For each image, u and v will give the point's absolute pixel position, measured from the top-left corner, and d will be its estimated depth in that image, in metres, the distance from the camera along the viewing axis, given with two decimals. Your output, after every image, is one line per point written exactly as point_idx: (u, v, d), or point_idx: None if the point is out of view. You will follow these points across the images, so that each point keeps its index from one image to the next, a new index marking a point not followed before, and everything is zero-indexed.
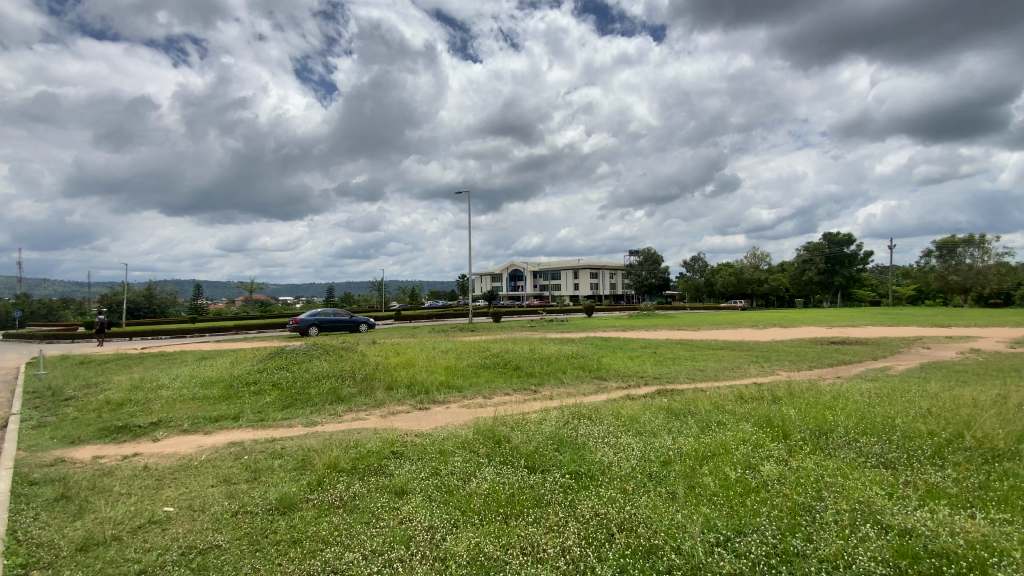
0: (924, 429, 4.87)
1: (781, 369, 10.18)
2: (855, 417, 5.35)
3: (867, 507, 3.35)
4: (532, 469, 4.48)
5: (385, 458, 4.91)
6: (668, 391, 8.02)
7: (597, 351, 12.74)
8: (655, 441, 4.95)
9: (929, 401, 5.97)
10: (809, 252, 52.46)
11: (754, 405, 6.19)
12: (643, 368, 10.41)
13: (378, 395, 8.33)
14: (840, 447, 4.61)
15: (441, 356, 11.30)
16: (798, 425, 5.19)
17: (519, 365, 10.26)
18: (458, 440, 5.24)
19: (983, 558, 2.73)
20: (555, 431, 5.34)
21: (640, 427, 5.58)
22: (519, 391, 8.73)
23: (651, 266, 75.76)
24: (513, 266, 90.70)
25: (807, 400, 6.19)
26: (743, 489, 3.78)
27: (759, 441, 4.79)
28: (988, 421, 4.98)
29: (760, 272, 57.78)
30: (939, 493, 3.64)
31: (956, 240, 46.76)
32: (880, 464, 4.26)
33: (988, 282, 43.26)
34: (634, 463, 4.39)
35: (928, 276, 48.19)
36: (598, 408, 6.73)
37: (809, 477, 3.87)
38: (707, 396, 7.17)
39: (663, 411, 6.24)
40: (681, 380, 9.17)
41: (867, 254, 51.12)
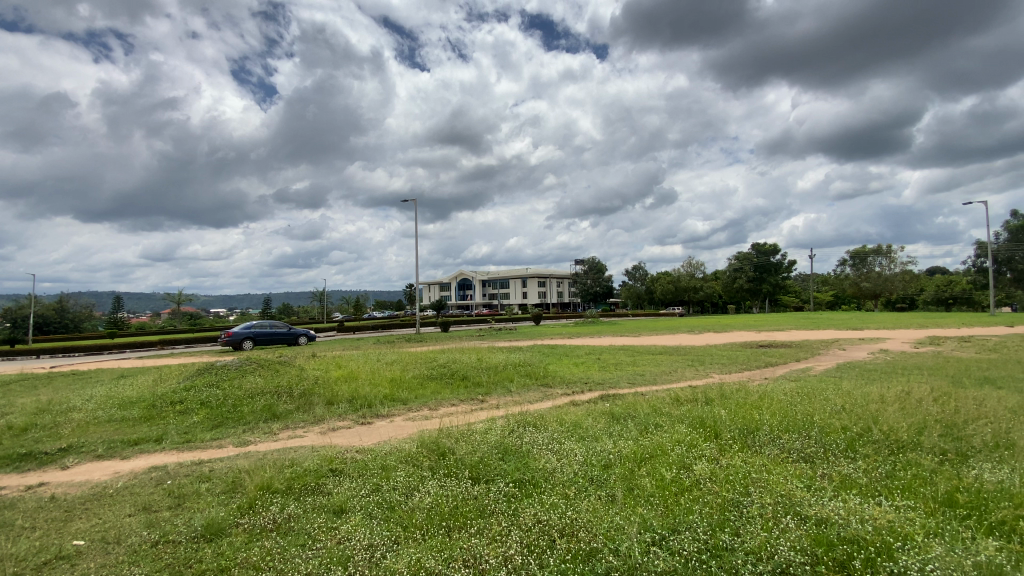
0: (838, 425, 5.28)
1: (715, 371, 10.75)
2: (778, 415, 5.73)
3: (789, 499, 3.58)
4: (476, 480, 4.46)
5: (325, 476, 4.73)
6: (610, 396, 8.25)
7: (543, 358, 12.90)
8: (597, 445, 5.07)
9: (844, 398, 6.48)
10: (740, 261, 55.77)
11: (690, 407, 6.49)
12: (588, 374, 10.66)
13: (317, 411, 8.02)
14: (765, 444, 4.93)
15: (386, 368, 11.04)
16: (728, 425, 5.47)
17: (466, 375, 10.21)
18: (401, 454, 5.13)
19: (889, 542, 2.98)
20: (501, 440, 5.35)
21: (583, 432, 5.71)
22: (466, 401, 8.68)
23: (596, 274, 77.83)
24: (462, 275, 90.44)
25: (737, 400, 6.56)
26: (678, 489, 3.94)
27: (693, 441, 5.02)
28: (892, 415, 5.48)
29: (697, 280, 60.81)
30: (851, 484, 3.95)
31: (867, 250, 51.34)
32: (800, 458, 4.58)
33: (895, 288, 47.91)
34: (576, 468, 4.47)
35: (844, 283, 52.60)
36: (544, 415, 6.80)
37: (738, 474, 4.10)
38: (646, 400, 7.44)
39: (605, 416, 6.41)
40: (623, 384, 9.46)
41: (791, 263, 55.11)
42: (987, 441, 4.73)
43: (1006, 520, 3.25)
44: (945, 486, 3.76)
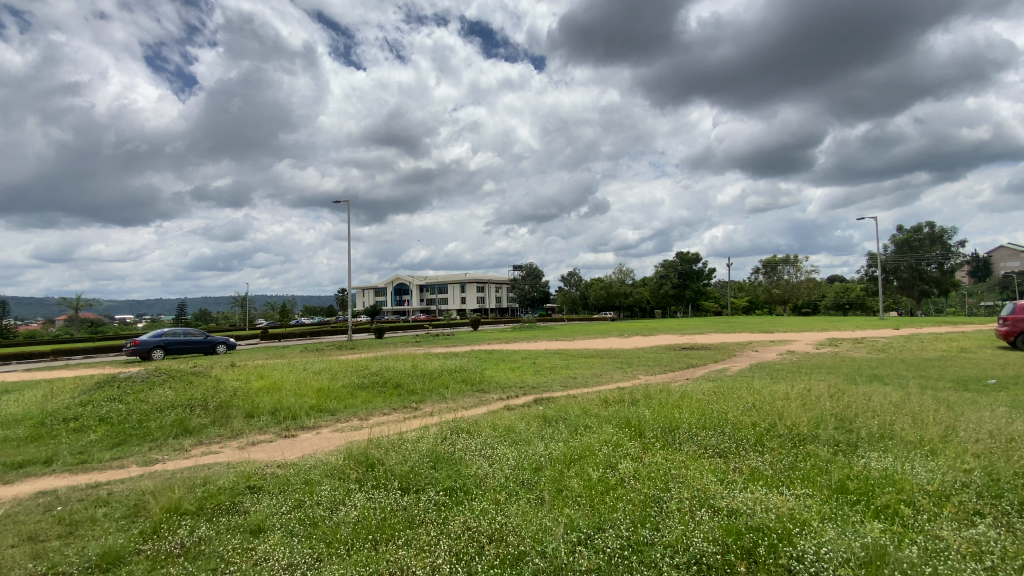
0: (749, 421, 5.71)
1: (642, 373, 11.27)
2: (697, 413, 6.10)
3: (704, 493, 3.82)
4: (405, 490, 4.37)
5: (242, 495, 4.45)
6: (544, 399, 8.39)
7: (479, 364, 12.90)
8: (529, 449, 5.15)
9: (755, 397, 7.00)
10: (667, 268, 58.83)
11: (617, 408, 6.74)
12: (522, 378, 10.79)
13: (236, 424, 7.52)
14: (685, 441, 5.23)
15: (313, 377, 10.56)
16: (651, 424, 5.76)
17: (399, 383, 9.97)
18: (327, 467, 4.93)
19: (789, 528, 3.26)
20: (433, 447, 5.29)
21: (515, 436, 5.77)
22: (399, 409, 8.49)
23: (533, 280, 79.02)
24: (397, 279, 88.68)
25: (659, 400, 6.91)
26: (604, 488, 4.09)
27: (619, 441, 5.23)
28: (796, 410, 5.99)
29: (627, 286, 63.41)
30: (759, 476, 4.28)
31: (777, 259, 55.90)
32: (716, 453, 4.90)
33: (800, 294, 52.58)
34: (508, 473, 4.51)
35: (757, 289, 57.02)
36: (478, 421, 6.79)
37: (659, 471, 4.32)
38: (576, 402, 7.65)
39: (538, 419, 6.51)
40: (556, 387, 9.65)
41: (711, 270, 58.96)
42: (873, 432, 5.30)
43: (888, 503, 3.64)
44: (838, 474, 4.16)
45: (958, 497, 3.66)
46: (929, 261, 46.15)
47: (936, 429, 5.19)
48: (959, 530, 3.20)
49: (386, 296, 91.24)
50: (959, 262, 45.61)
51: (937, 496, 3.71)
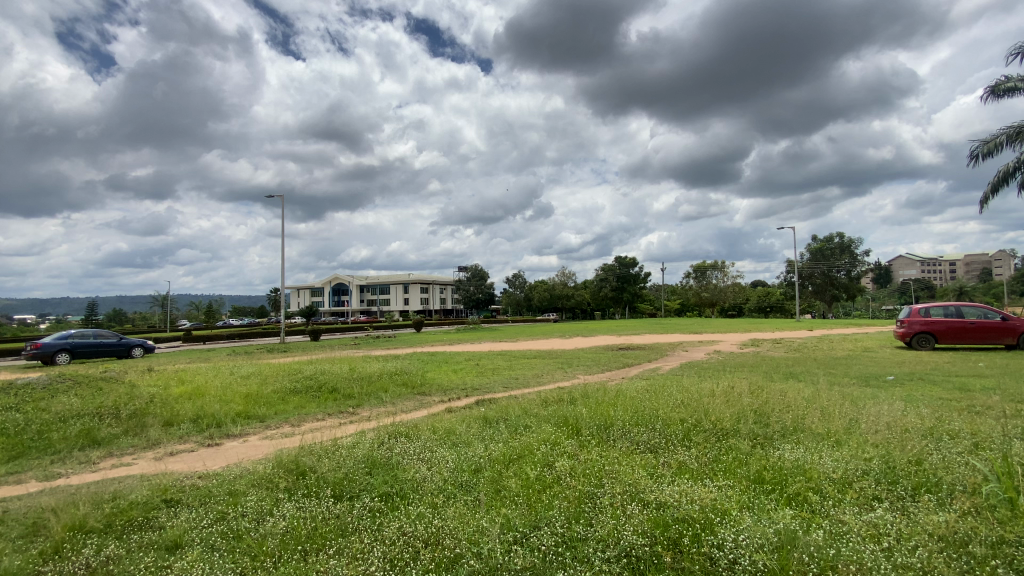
0: (679, 417, 6.02)
1: (581, 373, 11.57)
2: (631, 411, 6.36)
3: (635, 488, 3.99)
4: (339, 498, 4.24)
5: (157, 509, 4.14)
6: (485, 401, 8.39)
7: (421, 366, 12.71)
8: (468, 451, 5.14)
9: (684, 394, 7.39)
10: (607, 271, 60.43)
11: (556, 407, 6.88)
12: (464, 380, 10.76)
13: (152, 434, 6.97)
14: (619, 438, 5.43)
15: (241, 382, 9.97)
16: (588, 422, 5.94)
17: (335, 387, 9.64)
18: (254, 477, 4.69)
19: (711, 519, 3.46)
20: (369, 453, 5.16)
21: (455, 438, 5.75)
22: (334, 414, 8.20)
23: (477, 281, 78.92)
24: (337, 279, 85.81)
25: (597, 399, 7.13)
26: (541, 486, 4.17)
27: (557, 440, 5.36)
28: (721, 407, 6.38)
29: (569, 288, 64.79)
30: (686, 469, 4.52)
31: (707, 264, 59.30)
32: (647, 449, 5.12)
33: (727, 297, 56.14)
34: (446, 476, 4.49)
35: (689, 293, 60.25)
36: (418, 424, 6.70)
37: (594, 468, 4.46)
38: (517, 403, 7.73)
39: (479, 421, 6.52)
40: (498, 389, 9.71)
41: (648, 274, 61.64)
42: (788, 425, 5.74)
43: (799, 491, 3.96)
44: (756, 466, 4.48)
45: (858, 483, 4.04)
46: (839, 268, 50.77)
47: (842, 422, 5.71)
48: (860, 514, 3.53)
49: (324, 297, 87.95)
50: (864, 269, 50.49)
51: (841, 483, 4.07)
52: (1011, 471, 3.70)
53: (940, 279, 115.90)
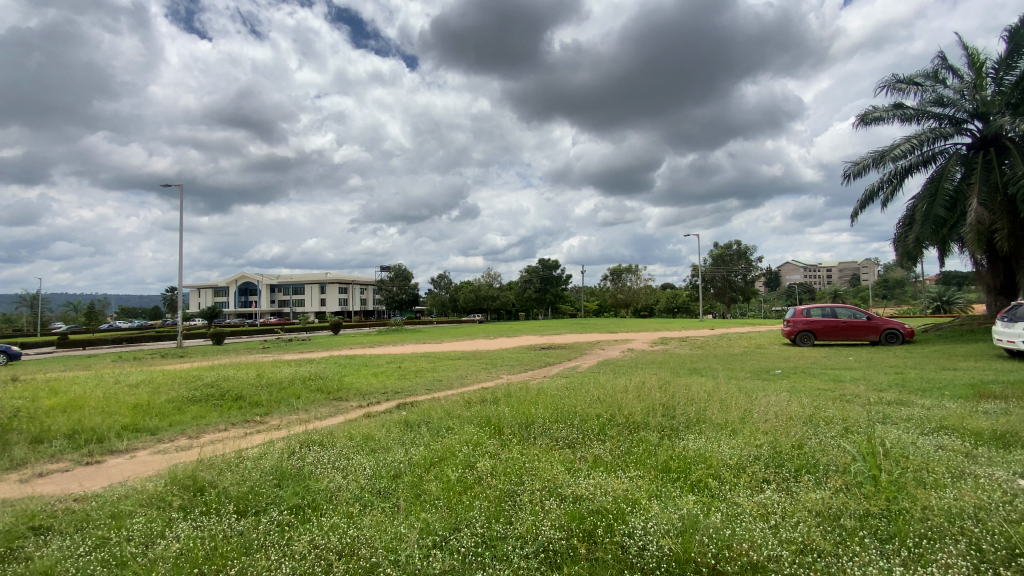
0: (595, 413, 6.29)
1: (504, 373, 11.68)
2: (551, 408, 6.53)
3: (553, 483, 4.11)
4: (242, 514, 3.94)
5: (22, 538, 3.60)
6: (406, 405, 8.20)
7: (337, 370, 12.15)
8: (387, 456, 5.00)
9: (601, 390, 7.72)
10: (531, 273, 62.20)
11: (478, 408, 6.91)
12: (385, 383, 10.44)
13: (14, 453, 6.03)
14: (539, 435, 5.57)
15: (128, 391, 8.94)
16: (509, 421, 6.03)
17: (241, 395, 8.96)
18: (141, 497, 4.22)
19: (623, 508, 3.64)
20: (278, 463, 4.86)
21: (373, 444, 5.57)
22: (239, 424, 7.61)
23: (400, 281, 76.98)
24: (246, 278, 80.04)
25: (519, 398, 7.24)
26: (462, 487, 4.16)
27: (479, 440, 5.36)
28: (633, 402, 6.75)
29: (494, 289, 65.29)
30: (601, 462, 4.73)
31: (623, 268, 62.59)
32: (565, 445, 5.30)
33: (640, 298, 59.57)
34: (362, 484, 4.33)
35: (606, 294, 63.15)
36: (333, 431, 6.41)
37: (514, 466, 4.53)
38: (440, 405, 7.64)
39: (399, 425, 6.37)
40: (420, 391, 9.53)
41: (569, 277, 63.84)
42: (691, 417, 6.20)
43: (700, 478, 4.28)
44: (664, 456, 4.79)
45: (751, 467, 4.45)
46: (737, 273, 55.91)
47: (737, 412, 6.26)
48: (751, 495, 3.90)
49: (231, 297, 81.48)
50: (757, 274, 55.98)
51: (736, 468, 4.47)
52: (874, 452, 4.27)
53: (819, 283, 131.04)
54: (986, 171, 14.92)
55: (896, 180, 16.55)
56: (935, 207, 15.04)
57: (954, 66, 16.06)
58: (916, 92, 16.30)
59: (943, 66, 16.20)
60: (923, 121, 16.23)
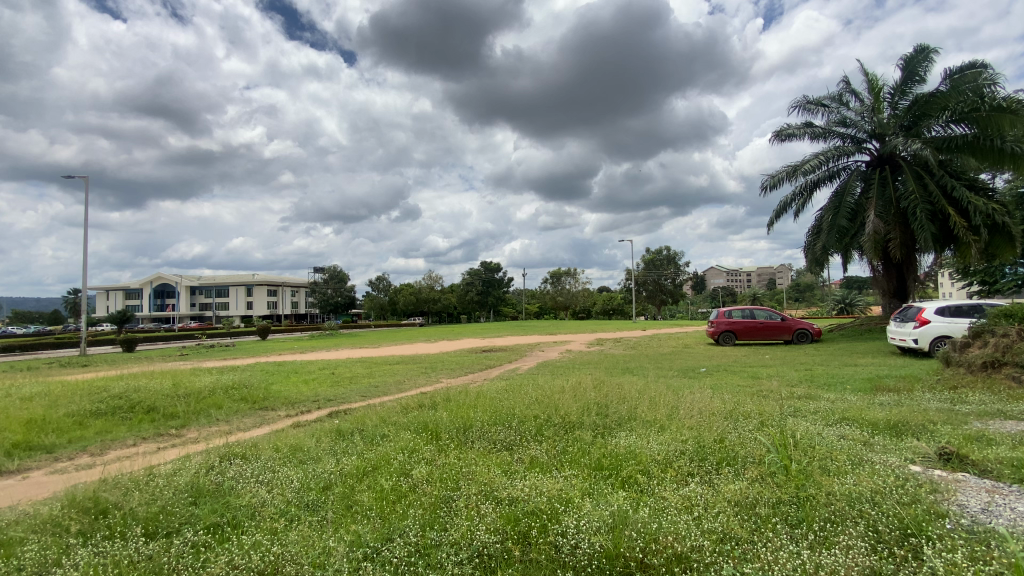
0: (533, 414, 6.35)
1: (443, 377, 11.56)
2: (489, 411, 6.53)
3: (490, 486, 4.10)
4: (152, 537, 3.62)
5: None
6: (340, 412, 7.90)
7: (265, 378, 11.49)
8: (317, 467, 4.79)
9: (538, 392, 7.81)
10: (473, 275, 62.11)
11: (415, 413, 6.77)
12: (317, 391, 10.00)
13: None
14: (477, 439, 5.55)
15: (19, 406, 7.97)
16: (447, 425, 5.96)
17: (155, 406, 8.26)
18: (32, 522, 3.77)
19: (556, 508, 3.70)
20: (195, 480, 4.52)
21: (302, 455, 5.32)
22: (152, 438, 7.00)
23: (336, 283, 74.18)
24: (163, 279, 74.01)
25: (457, 402, 7.17)
26: (396, 496, 4.06)
27: (415, 447, 5.26)
28: (569, 402, 6.90)
29: (435, 291, 64.53)
30: (538, 463, 4.79)
31: (562, 271, 64.16)
32: (503, 448, 5.31)
33: (578, 301, 61.19)
34: (288, 498, 4.12)
35: (546, 297, 64.30)
36: (258, 443, 6.05)
37: (451, 471, 4.48)
38: (374, 412, 7.41)
39: (331, 434, 6.11)
40: (355, 398, 9.22)
41: (510, 280, 64.46)
42: (624, 415, 6.42)
43: (631, 474, 4.45)
44: (597, 454, 4.92)
45: (677, 462, 4.68)
46: (667, 277, 59.00)
47: (666, 409, 6.56)
48: (677, 489, 4.09)
49: (145, 300, 74.95)
50: (685, 278, 59.31)
51: (663, 463, 4.68)
52: (786, 444, 4.62)
53: (741, 287, 140.67)
54: (881, 187, 16.63)
55: (807, 192, 18.07)
56: (839, 218, 16.59)
57: (856, 90, 17.75)
58: (824, 112, 17.87)
59: (847, 91, 17.89)
60: (830, 139, 17.82)
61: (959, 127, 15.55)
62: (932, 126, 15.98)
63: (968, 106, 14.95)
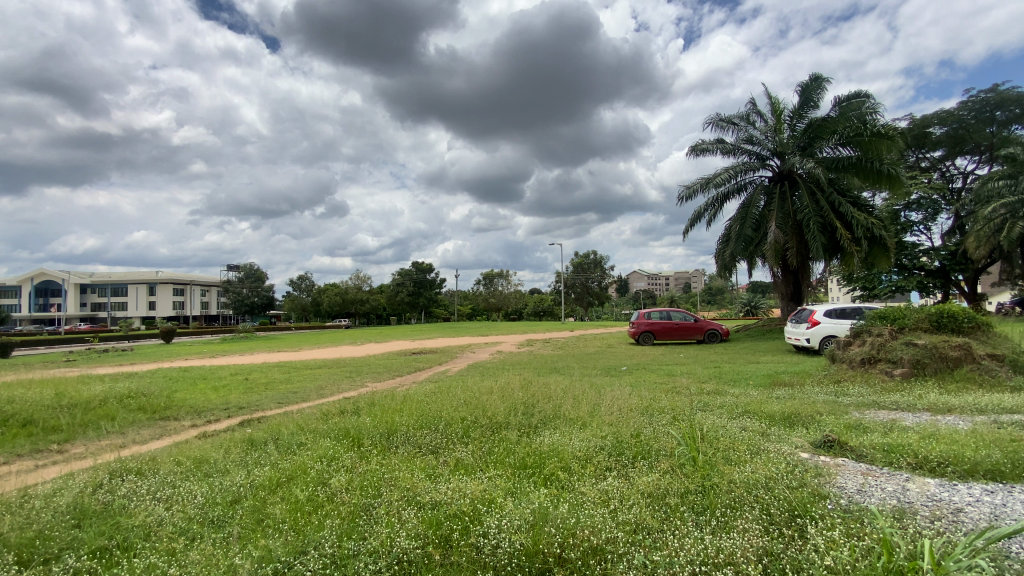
0: (459, 416, 6.33)
1: (370, 381, 11.22)
2: (415, 414, 6.43)
3: (412, 491, 4.04)
4: (22, 566, 3.19)
5: None
6: (253, 421, 7.41)
7: (167, 385, 10.51)
8: (225, 480, 4.46)
9: (466, 394, 7.79)
10: (403, 275, 60.84)
11: (336, 420, 6.51)
12: (228, 398, 9.32)
13: None
14: (401, 443, 5.45)
15: None
16: (370, 431, 5.80)
17: (31, 419, 7.29)
18: None
19: (478, 509, 3.72)
20: (78, 500, 4.04)
21: (208, 467, 4.93)
22: (27, 456, 6.19)
23: (254, 283, 69.58)
24: (46, 276, 65.62)
25: (382, 407, 6.98)
26: (312, 507, 3.88)
27: (334, 454, 5.06)
28: (496, 403, 6.95)
29: (363, 292, 62.34)
30: (463, 465, 4.79)
31: (494, 273, 64.58)
32: (428, 451, 5.26)
33: (509, 303, 61.78)
34: (190, 514, 3.81)
35: (478, 299, 64.31)
36: (157, 456, 5.53)
37: (372, 477, 4.36)
38: (291, 419, 7.03)
39: (242, 444, 5.73)
40: (270, 405, 8.69)
41: (441, 281, 63.80)
42: (549, 414, 6.58)
43: (553, 471, 4.56)
44: (521, 454, 5.00)
45: (596, 457, 4.87)
46: (594, 280, 61.33)
47: (588, 407, 6.80)
48: (596, 483, 4.26)
49: (22, 299, 65.96)
50: (611, 281, 61.86)
51: (584, 459, 4.84)
52: (694, 436, 4.95)
53: (662, 289, 149.01)
54: (781, 201, 18.27)
55: (718, 203, 19.46)
56: (745, 228, 18.07)
57: (761, 111, 19.40)
58: (734, 130, 19.36)
59: (753, 112, 19.48)
60: (739, 155, 19.34)
61: (845, 149, 17.51)
62: (823, 148, 17.90)
63: (853, 130, 17.00)
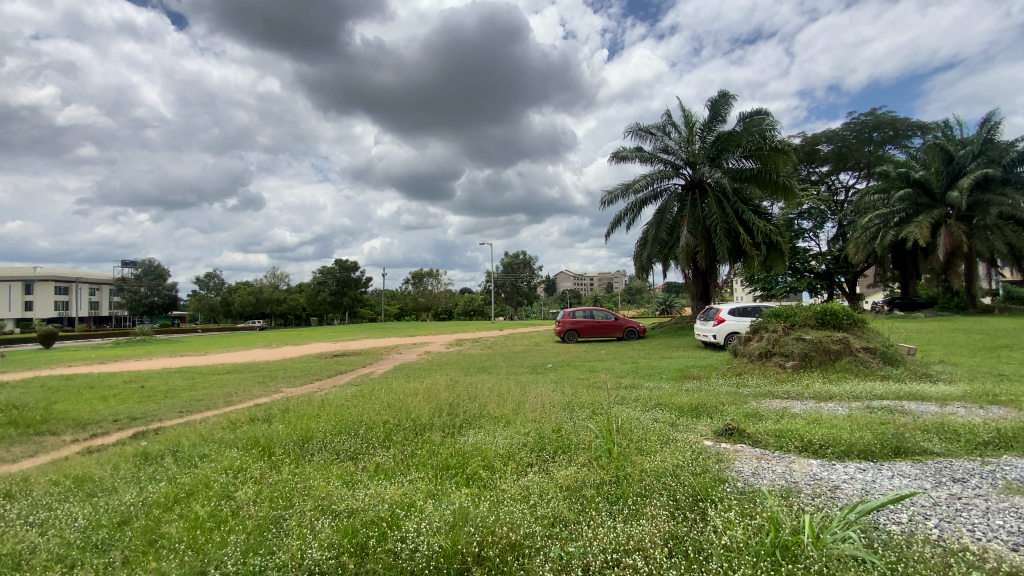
0: (382, 420, 6.17)
1: (285, 386, 10.61)
2: (333, 420, 6.18)
3: (327, 499, 3.89)
4: None
5: None
6: (148, 433, 6.76)
7: (44, 397, 9.28)
8: (112, 499, 4.03)
9: (389, 396, 7.59)
10: (325, 275, 58.03)
11: (245, 429, 6.09)
12: (121, 408, 8.43)
13: None
14: (316, 451, 5.22)
15: None
16: (283, 439, 5.49)
17: None
18: None
19: (397, 513, 3.65)
20: None
21: (92, 486, 4.43)
22: None
23: (154, 281, 63.26)
24: None
25: (297, 413, 6.63)
26: (215, 523, 3.61)
27: (242, 466, 4.74)
28: (421, 405, 6.86)
29: (281, 291, 58.69)
30: (382, 470, 4.67)
31: (423, 272, 63.46)
32: (347, 457, 5.09)
33: (438, 302, 60.97)
34: (70, 540, 3.41)
35: (406, 298, 62.86)
36: (28, 477, 4.87)
37: (283, 487, 4.14)
38: (194, 430, 6.50)
39: (134, 459, 5.20)
40: (170, 415, 7.96)
41: (367, 281, 61.65)
42: (473, 413, 6.59)
43: (474, 470, 4.58)
44: (444, 455, 4.97)
45: (518, 454, 4.96)
46: (522, 279, 62.19)
47: (512, 405, 6.89)
48: (516, 480, 4.35)
49: None
50: (539, 281, 63.05)
51: (506, 456, 4.91)
52: (610, 430, 5.19)
53: (588, 289, 154.16)
54: (693, 207, 19.59)
55: (637, 207, 20.48)
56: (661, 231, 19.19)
57: (676, 122, 20.67)
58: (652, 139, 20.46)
59: (669, 123, 20.74)
60: (656, 163, 20.49)
61: (748, 162, 19.16)
62: (729, 159, 19.43)
63: (755, 145, 18.67)
